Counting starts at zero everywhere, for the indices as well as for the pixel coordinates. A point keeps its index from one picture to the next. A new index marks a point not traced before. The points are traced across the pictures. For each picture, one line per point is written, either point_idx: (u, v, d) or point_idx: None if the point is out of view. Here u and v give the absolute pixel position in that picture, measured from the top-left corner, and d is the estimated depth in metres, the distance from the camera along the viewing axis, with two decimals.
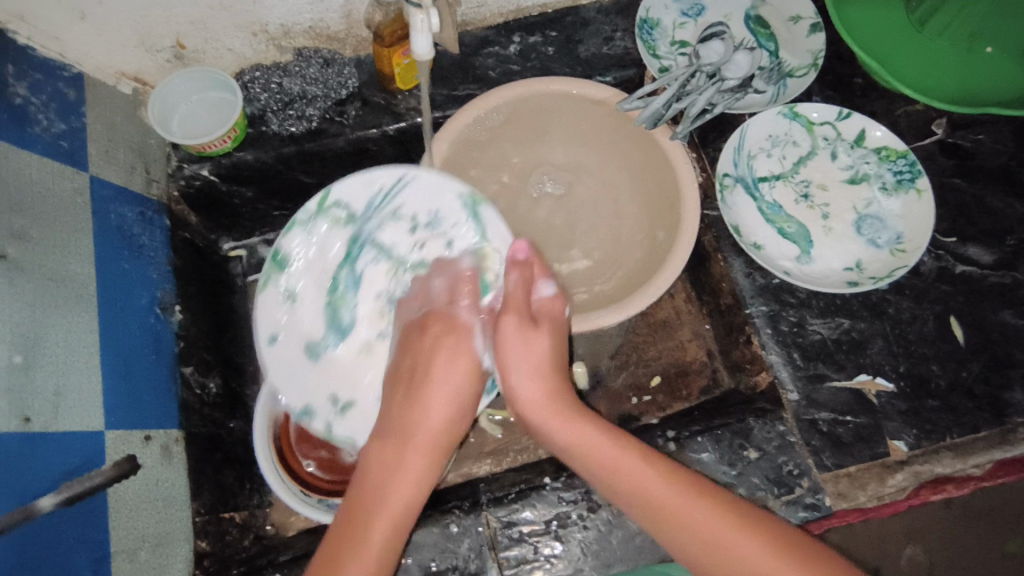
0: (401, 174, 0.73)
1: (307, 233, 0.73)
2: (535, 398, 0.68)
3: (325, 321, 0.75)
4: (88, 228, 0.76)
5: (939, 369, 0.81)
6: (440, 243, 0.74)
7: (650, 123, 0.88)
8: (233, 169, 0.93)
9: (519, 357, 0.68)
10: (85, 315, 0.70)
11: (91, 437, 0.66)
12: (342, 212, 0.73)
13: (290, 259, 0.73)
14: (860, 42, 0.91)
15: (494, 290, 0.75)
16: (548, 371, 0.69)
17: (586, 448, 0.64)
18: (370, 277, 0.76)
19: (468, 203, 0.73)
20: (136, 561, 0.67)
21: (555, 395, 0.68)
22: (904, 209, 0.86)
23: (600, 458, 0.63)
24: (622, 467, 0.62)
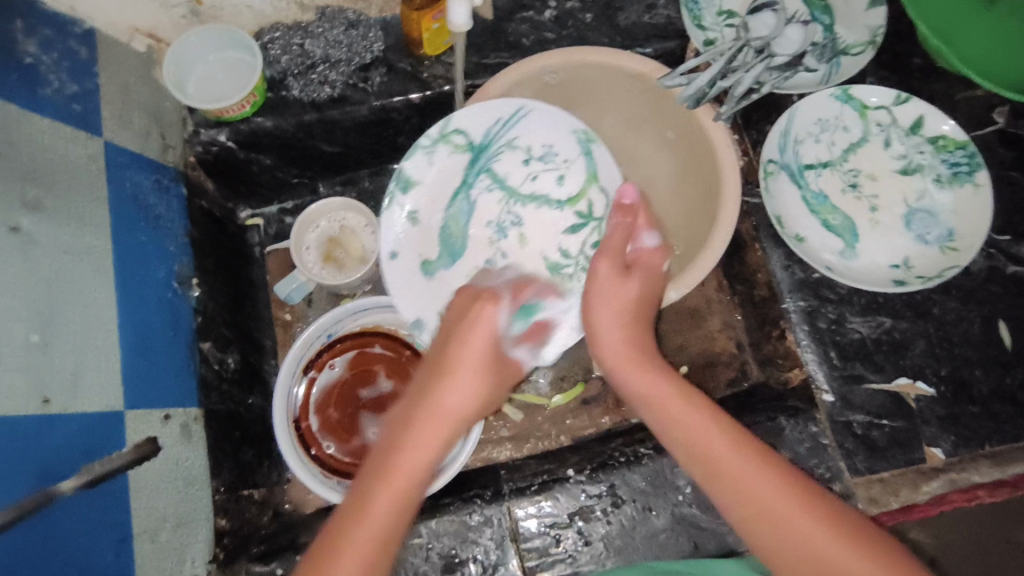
0: (523, 106, 0.78)
1: (428, 155, 0.79)
2: (618, 343, 0.71)
3: (435, 243, 0.81)
4: (104, 197, 0.72)
5: (982, 374, 0.78)
6: (553, 176, 0.81)
7: (692, 102, 0.83)
8: (251, 135, 0.89)
9: (607, 295, 0.73)
10: (102, 291, 0.68)
11: (109, 417, 0.64)
12: (461, 137, 0.79)
13: (415, 180, 0.79)
14: (924, 20, 0.83)
15: (594, 229, 0.81)
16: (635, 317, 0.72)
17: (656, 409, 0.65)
18: (482, 204, 0.82)
19: (583, 140, 0.79)
20: (158, 541, 0.66)
21: (636, 349, 0.70)
22: (958, 203, 0.81)
23: (670, 414, 0.63)
24: (688, 431, 0.61)
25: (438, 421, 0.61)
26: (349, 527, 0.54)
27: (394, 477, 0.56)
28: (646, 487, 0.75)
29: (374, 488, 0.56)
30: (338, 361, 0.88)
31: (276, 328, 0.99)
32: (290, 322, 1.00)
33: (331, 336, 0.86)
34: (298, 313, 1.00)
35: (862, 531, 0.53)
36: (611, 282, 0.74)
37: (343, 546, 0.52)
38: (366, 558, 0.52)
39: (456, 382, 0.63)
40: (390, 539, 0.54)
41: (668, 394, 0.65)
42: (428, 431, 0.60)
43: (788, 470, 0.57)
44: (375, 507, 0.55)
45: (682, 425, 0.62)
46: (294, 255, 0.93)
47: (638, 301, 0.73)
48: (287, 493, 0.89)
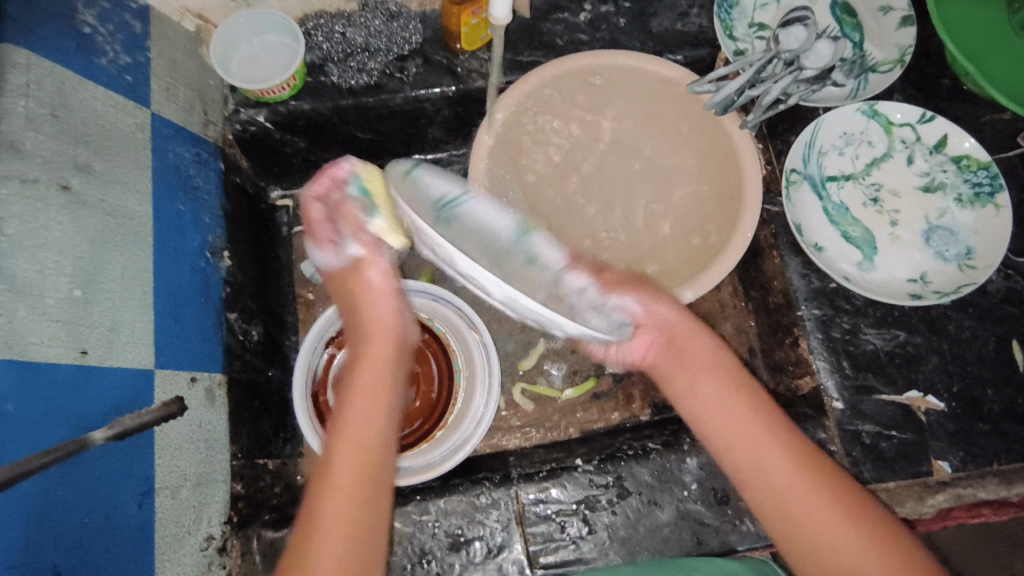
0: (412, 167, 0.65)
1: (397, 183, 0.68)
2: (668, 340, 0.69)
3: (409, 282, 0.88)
4: (147, 166, 0.75)
5: (993, 393, 0.78)
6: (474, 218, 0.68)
7: (720, 108, 0.86)
8: (289, 117, 0.92)
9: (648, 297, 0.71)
10: (141, 254, 0.71)
11: (141, 374, 0.67)
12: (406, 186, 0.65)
13: None
14: (956, 40, 0.84)
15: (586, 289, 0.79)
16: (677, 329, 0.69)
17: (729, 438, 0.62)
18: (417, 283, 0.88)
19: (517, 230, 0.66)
20: (177, 498, 0.69)
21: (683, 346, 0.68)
22: (978, 223, 0.82)
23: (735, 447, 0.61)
24: (760, 467, 0.60)
25: (364, 389, 0.64)
26: (319, 500, 0.57)
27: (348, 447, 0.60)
28: (652, 481, 0.76)
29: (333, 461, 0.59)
30: None
31: (298, 306, 1.01)
32: (313, 301, 1.02)
33: None
34: (321, 293, 1.02)
35: (881, 538, 0.55)
36: (680, 324, 0.69)
37: (315, 521, 0.55)
38: (343, 522, 0.55)
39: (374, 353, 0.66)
40: (359, 497, 0.57)
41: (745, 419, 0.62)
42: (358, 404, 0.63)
43: (844, 492, 0.57)
44: (331, 487, 0.57)
45: (760, 458, 0.60)
46: None
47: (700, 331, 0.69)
48: (300, 466, 0.91)
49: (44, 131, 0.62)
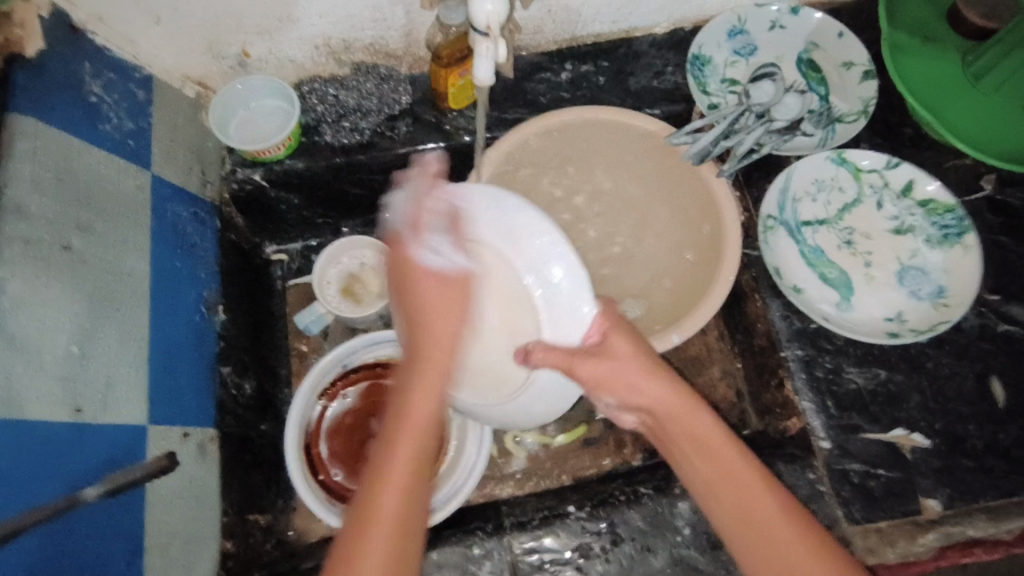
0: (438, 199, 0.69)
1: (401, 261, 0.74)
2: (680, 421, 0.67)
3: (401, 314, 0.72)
4: (146, 225, 0.78)
5: (976, 430, 0.80)
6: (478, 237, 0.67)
7: (697, 159, 0.91)
8: (284, 176, 0.96)
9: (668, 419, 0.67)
10: (137, 311, 0.72)
11: (134, 430, 0.68)
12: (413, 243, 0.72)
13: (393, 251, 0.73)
14: (914, 92, 0.90)
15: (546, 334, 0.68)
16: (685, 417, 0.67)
17: (741, 515, 0.62)
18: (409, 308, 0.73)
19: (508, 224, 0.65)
20: (167, 556, 0.68)
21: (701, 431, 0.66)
22: (949, 263, 0.85)
23: (758, 534, 0.61)
24: (775, 553, 0.60)
25: (415, 421, 0.63)
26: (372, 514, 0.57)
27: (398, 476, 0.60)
28: (644, 527, 0.76)
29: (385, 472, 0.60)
30: (351, 391, 0.90)
31: (292, 357, 1.02)
32: (306, 353, 1.03)
33: (346, 365, 0.90)
34: (314, 345, 1.03)
35: None
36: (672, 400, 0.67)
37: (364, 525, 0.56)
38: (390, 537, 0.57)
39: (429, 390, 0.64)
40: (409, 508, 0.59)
41: (759, 499, 0.62)
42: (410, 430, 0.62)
43: None
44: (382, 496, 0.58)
45: (766, 547, 0.60)
46: (317, 289, 0.97)
47: (691, 403, 0.67)
48: (291, 521, 0.90)
49: (49, 195, 0.65)
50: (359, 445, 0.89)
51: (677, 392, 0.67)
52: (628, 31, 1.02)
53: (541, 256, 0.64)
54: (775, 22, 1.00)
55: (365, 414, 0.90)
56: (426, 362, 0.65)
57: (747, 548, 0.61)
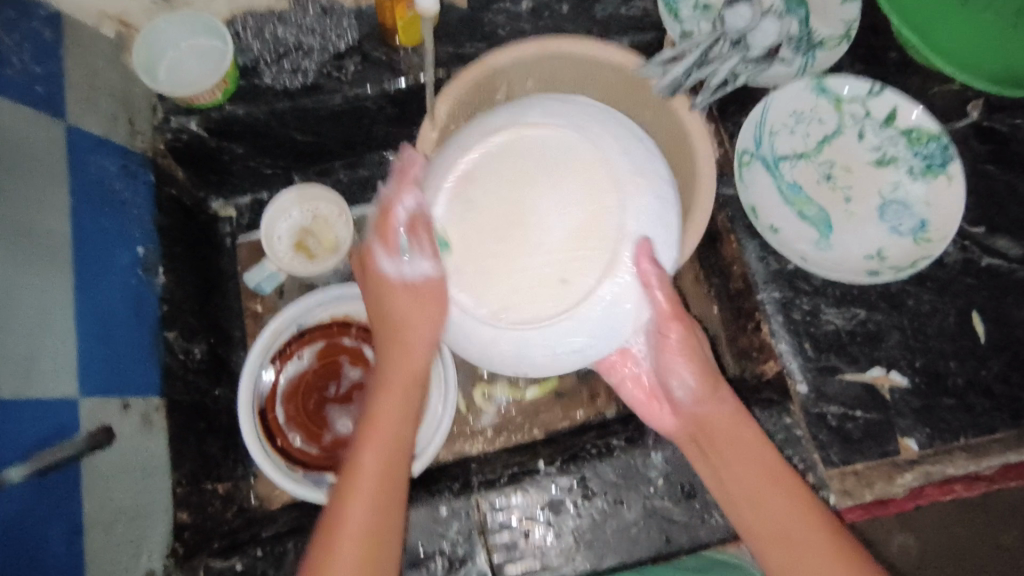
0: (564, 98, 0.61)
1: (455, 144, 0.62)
2: (728, 433, 0.65)
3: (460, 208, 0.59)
4: (64, 181, 0.70)
5: (956, 366, 0.77)
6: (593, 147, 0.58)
7: (668, 92, 0.84)
8: (223, 123, 0.88)
9: (725, 436, 0.65)
10: (61, 276, 0.66)
11: (65, 404, 0.62)
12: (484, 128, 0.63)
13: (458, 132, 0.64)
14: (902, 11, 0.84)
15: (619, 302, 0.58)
16: (744, 437, 0.65)
17: (754, 506, 0.62)
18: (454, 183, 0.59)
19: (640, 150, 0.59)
20: (112, 533, 0.64)
21: (756, 445, 0.64)
22: (931, 195, 0.81)
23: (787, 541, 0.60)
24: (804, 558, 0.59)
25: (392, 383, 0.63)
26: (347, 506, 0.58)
27: (363, 499, 0.58)
28: (617, 480, 0.74)
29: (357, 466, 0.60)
30: (307, 352, 0.85)
31: (246, 319, 0.97)
32: (262, 314, 0.98)
33: (301, 325, 0.85)
34: (270, 305, 0.98)
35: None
36: (723, 418, 0.65)
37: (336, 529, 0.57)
38: (362, 528, 0.57)
39: (389, 392, 0.62)
40: (387, 484, 0.60)
41: (774, 491, 0.62)
42: (384, 426, 0.62)
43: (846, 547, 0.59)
44: (356, 503, 0.58)
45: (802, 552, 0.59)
46: (265, 245, 0.91)
47: (746, 424, 0.65)
48: (253, 488, 0.87)
49: None
50: (317, 407, 0.85)
51: (729, 411, 0.65)
52: None
53: (649, 210, 0.58)
54: None
55: (323, 374, 0.86)
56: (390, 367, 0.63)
57: (760, 538, 0.61)
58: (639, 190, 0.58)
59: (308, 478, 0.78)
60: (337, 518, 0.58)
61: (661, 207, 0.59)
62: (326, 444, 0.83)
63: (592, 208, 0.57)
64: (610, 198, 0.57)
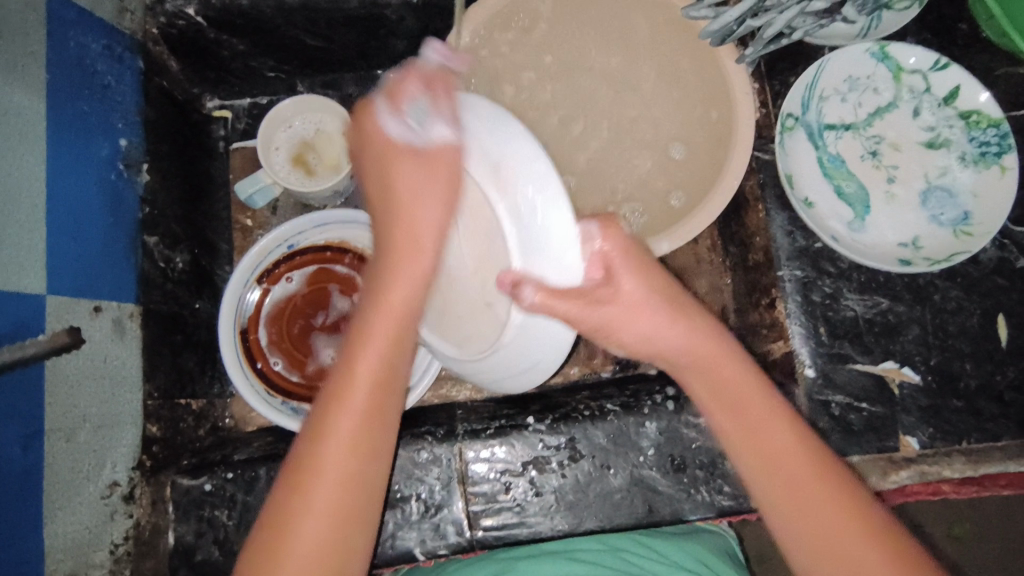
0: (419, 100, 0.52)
1: None
2: (728, 381, 0.54)
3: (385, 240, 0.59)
4: (40, 53, 0.63)
5: (971, 369, 0.74)
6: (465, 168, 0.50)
7: (717, 39, 0.76)
8: (223, 13, 0.79)
9: (709, 381, 0.54)
10: (31, 159, 0.60)
11: (28, 300, 0.57)
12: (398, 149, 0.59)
13: None
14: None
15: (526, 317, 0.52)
16: (727, 390, 0.54)
17: (767, 464, 0.52)
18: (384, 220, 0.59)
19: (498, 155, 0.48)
20: (73, 441, 0.61)
21: (736, 392, 0.53)
22: (980, 186, 0.76)
23: (764, 451, 0.52)
24: (781, 472, 0.51)
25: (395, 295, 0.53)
26: (321, 438, 0.49)
27: (340, 431, 0.49)
28: (606, 444, 0.71)
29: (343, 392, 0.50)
30: (297, 275, 0.80)
31: (234, 233, 0.91)
32: (251, 229, 0.92)
33: (294, 246, 0.80)
34: (261, 220, 0.92)
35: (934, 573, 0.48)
36: (711, 351, 0.54)
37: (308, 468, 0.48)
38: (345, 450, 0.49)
39: (395, 314, 0.52)
40: (375, 410, 0.50)
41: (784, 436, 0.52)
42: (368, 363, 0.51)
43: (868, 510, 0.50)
44: (336, 415, 0.50)
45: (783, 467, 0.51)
46: (261, 153, 0.85)
47: (722, 351, 0.54)
48: (229, 408, 0.84)
49: None
50: (302, 332, 0.81)
51: (712, 337, 0.55)
52: None
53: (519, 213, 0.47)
54: None
55: (313, 300, 0.81)
56: (390, 289, 0.53)
57: (776, 499, 0.51)
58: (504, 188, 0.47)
59: (287, 405, 0.75)
60: (311, 438, 0.49)
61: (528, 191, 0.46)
62: (309, 373, 0.79)
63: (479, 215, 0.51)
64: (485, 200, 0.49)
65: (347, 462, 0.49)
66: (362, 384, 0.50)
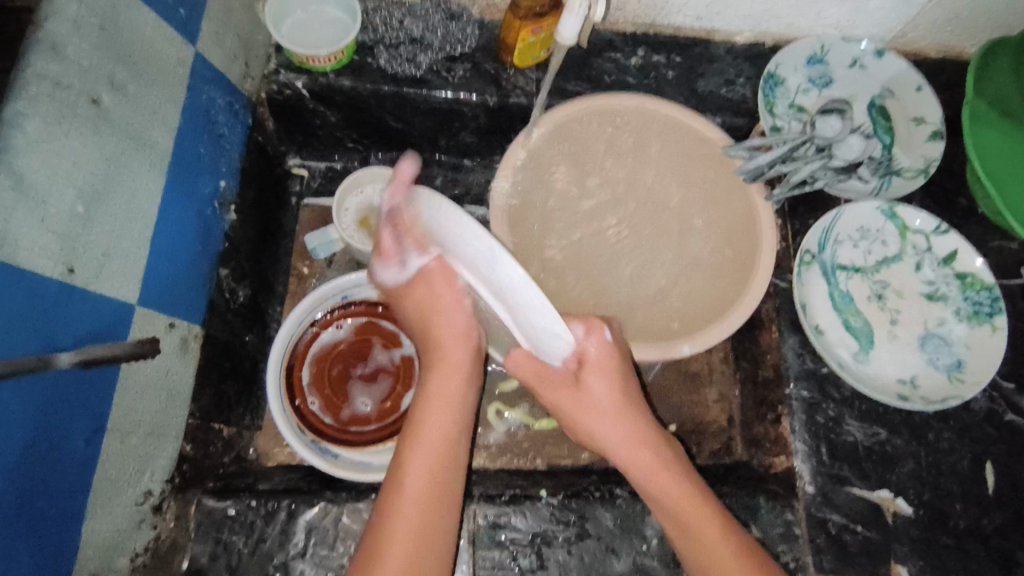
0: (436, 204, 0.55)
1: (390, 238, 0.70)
2: (681, 496, 0.65)
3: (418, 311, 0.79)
4: (179, 101, 0.73)
5: (961, 509, 0.79)
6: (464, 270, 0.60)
7: (749, 176, 0.87)
8: (327, 90, 0.91)
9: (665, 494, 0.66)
10: (152, 188, 0.68)
11: (123, 307, 0.63)
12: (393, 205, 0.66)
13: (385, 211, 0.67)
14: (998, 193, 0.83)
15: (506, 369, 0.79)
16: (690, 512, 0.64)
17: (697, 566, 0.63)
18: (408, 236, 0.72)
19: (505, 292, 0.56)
20: (126, 444, 0.64)
21: (689, 502, 0.65)
22: (972, 340, 0.84)
23: (682, 523, 0.64)
24: (699, 542, 0.63)
25: (451, 367, 0.68)
26: (394, 512, 0.59)
27: (410, 515, 0.59)
28: (613, 528, 0.74)
29: (403, 483, 0.61)
30: (346, 324, 0.87)
31: (290, 278, 0.99)
32: (306, 276, 1.00)
33: (347, 297, 0.87)
34: (316, 269, 1.00)
35: None
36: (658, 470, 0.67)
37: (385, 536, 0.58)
38: (416, 521, 0.59)
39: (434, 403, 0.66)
40: (438, 491, 0.61)
41: (718, 544, 0.62)
42: (434, 419, 0.65)
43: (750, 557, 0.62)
44: (406, 485, 0.61)
45: (662, 478, 0.66)
46: (334, 212, 0.94)
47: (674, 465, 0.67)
48: (254, 441, 0.87)
49: (87, 41, 0.59)
50: (340, 376, 0.86)
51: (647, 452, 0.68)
52: (709, 31, 0.99)
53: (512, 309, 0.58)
54: (856, 60, 0.97)
55: (357, 348, 0.87)
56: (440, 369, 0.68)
57: None
58: (518, 314, 0.57)
59: (316, 444, 0.79)
60: (386, 517, 0.59)
61: (516, 296, 0.55)
62: (343, 417, 0.84)
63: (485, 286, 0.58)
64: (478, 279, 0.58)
65: (418, 527, 0.59)
66: (421, 463, 0.62)
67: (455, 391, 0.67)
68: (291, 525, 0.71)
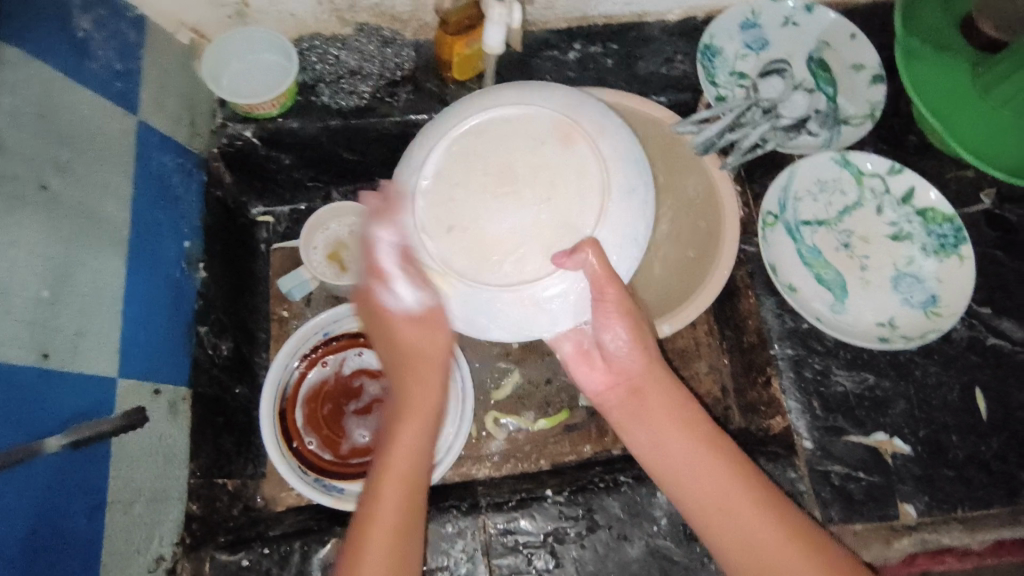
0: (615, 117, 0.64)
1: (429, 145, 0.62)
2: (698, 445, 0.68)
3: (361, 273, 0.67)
4: (129, 170, 0.74)
5: (958, 440, 0.80)
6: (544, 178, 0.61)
7: (702, 149, 0.88)
8: (276, 134, 0.92)
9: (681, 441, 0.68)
10: (115, 261, 0.69)
11: (104, 382, 0.64)
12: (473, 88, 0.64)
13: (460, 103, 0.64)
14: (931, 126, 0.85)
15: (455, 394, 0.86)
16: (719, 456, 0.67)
17: (715, 506, 0.65)
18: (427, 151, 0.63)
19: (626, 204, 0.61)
20: (129, 513, 0.66)
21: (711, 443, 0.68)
22: (943, 273, 0.86)
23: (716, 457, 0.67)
24: (718, 477, 0.66)
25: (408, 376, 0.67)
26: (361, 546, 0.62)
27: (376, 549, 0.61)
28: (621, 514, 0.75)
29: (377, 514, 0.63)
30: (331, 359, 0.88)
31: (271, 323, 1.00)
32: (286, 318, 1.00)
33: (328, 333, 0.88)
34: (296, 311, 1.00)
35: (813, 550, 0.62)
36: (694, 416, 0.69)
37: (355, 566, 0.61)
38: (382, 549, 0.61)
39: (416, 419, 0.66)
40: (406, 517, 0.64)
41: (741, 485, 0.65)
42: (399, 454, 0.65)
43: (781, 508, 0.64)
44: (378, 514, 0.63)
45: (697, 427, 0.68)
46: (302, 252, 0.95)
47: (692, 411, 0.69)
48: (260, 489, 0.88)
49: (25, 130, 0.61)
50: (333, 412, 0.87)
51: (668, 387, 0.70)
52: (640, 14, 1.00)
53: (631, 223, 0.61)
54: (788, 19, 0.98)
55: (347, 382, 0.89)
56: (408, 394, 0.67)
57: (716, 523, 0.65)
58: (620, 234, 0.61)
59: (319, 482, 0.80)
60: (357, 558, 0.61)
61: (639, 221, 0.62)
62: (343, 451, 0.86)
63: (597, 207, 0.60)
64: (606, 181, 0.60)
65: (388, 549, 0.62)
66: (389, 493, 0.64)
67: (422, 419, 0.67)
68: (306, 566, 0.72)
